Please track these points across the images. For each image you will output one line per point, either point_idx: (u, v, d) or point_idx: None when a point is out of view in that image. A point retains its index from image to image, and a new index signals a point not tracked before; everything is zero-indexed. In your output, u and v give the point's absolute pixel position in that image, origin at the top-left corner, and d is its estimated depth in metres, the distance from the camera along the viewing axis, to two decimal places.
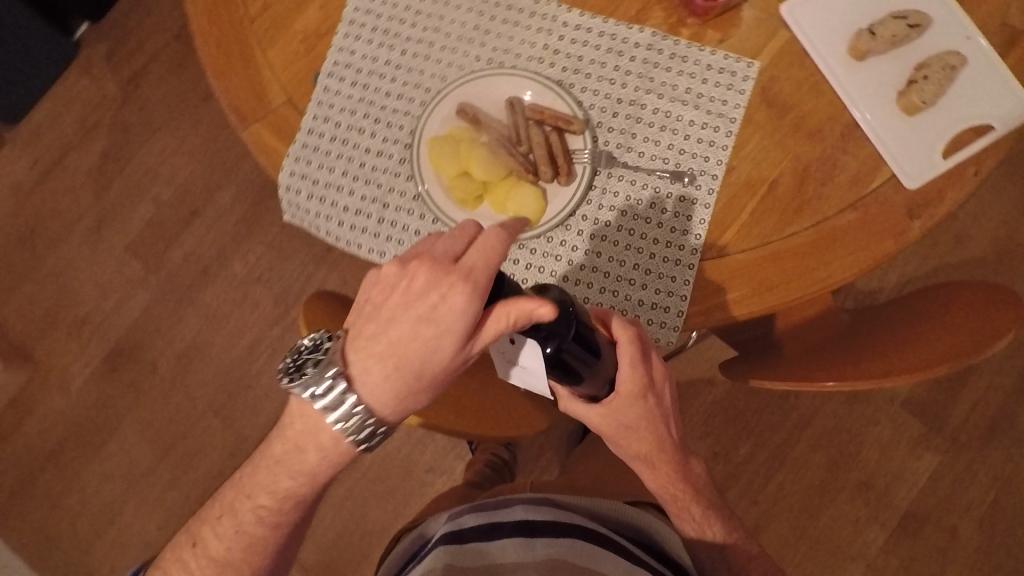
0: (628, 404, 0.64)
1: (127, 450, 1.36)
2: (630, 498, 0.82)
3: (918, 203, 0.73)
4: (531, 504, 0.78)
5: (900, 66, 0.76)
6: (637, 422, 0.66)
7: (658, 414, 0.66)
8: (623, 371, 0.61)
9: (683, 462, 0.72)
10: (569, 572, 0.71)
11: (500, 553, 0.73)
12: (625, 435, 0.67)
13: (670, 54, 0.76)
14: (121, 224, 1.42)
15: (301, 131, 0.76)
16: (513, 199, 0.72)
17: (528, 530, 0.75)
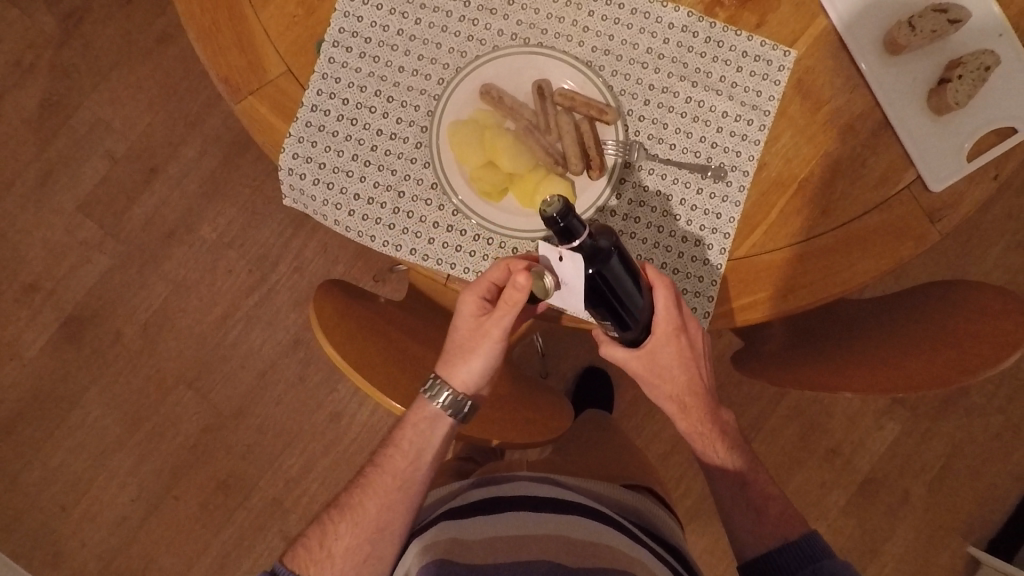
0: (663, 346, 0.65)
1: (90, 424, 1.27)
2: (628, 481, 0.80)
3: (939, 207, 0.73)
4: (535, 480, 0.74)
5: (932, 62, 0.73)
6: (671, 364, 0.66)
7: (693, 356, 0.66)
8: (659, 308, 0.63)
9: (718, 408, 0.71)
10: (573, 548, 0.64)
11: (504, 525, 0.67)
12: (660, 378, 0.68)
13: (706, 38, 0.72)
14: (71, 180, 1.28)
15: (304, 107, 0.68)
16: (540, 189, 0.67)
17: (534, 503, 0.69)
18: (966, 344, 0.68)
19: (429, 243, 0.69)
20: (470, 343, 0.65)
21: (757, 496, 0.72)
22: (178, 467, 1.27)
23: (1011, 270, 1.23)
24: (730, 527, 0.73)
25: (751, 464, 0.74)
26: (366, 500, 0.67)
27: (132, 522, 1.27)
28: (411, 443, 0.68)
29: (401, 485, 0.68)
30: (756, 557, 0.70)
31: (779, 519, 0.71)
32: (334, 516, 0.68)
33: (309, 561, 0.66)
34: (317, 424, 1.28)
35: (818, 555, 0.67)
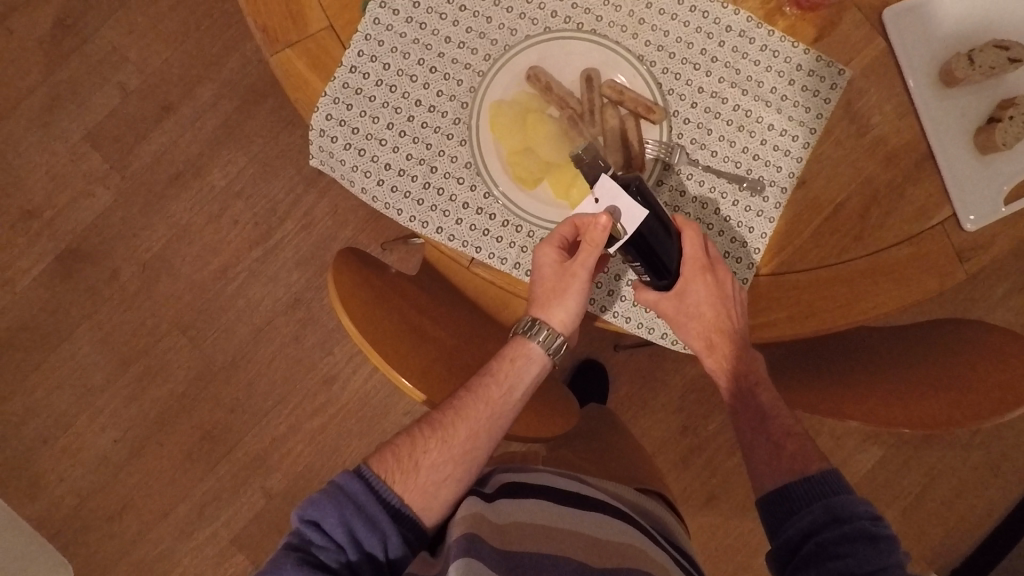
0: (691, 284, 0.67)
1: (79, 359, 1.25)
2: (640, 485, 0.80)
3: (972, 247, 0.71)
4: (558, 475, 0.73)
5: (983, 100, 0.72)
6: (701, 302, 0.67)
7: (724, 294, 0.67)
8: (686, 248, 0.67)
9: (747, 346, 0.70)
10: (596, 547, 0.64)
11: (532, 514, 0.66)
12: (690, 318, 0.68)
13: (762, 46, 0.69)
14: (81, 109, 1.24)
15: (343, 67, 0.65)
16: (573, 179, 0.65)
17: (560, 496, 0.69)
18: (973, 392, 0.68)
19: (456, 223, 0.67)
20: (558, 291, 0.66)
21: (775, 430, 0.69)
22: (165, 413, 1.26)
23: (1011, 310, 1.23)
24: (751, 463, 0.70)
25: (772, 398, 0.70)
26: (458, 423, 0.68)
27: (114, 462, 1.26)
28: (509, 377, 0.69)
29: (493, 413, 0.68)
30: (772, 491, 0.66)
31: (795, 457, 0.67)
32: (424, 429, 0.68)
33: (396, 470, 0.65)
34: (309, 385, 1.27)
35: (835, 490, 0.62)
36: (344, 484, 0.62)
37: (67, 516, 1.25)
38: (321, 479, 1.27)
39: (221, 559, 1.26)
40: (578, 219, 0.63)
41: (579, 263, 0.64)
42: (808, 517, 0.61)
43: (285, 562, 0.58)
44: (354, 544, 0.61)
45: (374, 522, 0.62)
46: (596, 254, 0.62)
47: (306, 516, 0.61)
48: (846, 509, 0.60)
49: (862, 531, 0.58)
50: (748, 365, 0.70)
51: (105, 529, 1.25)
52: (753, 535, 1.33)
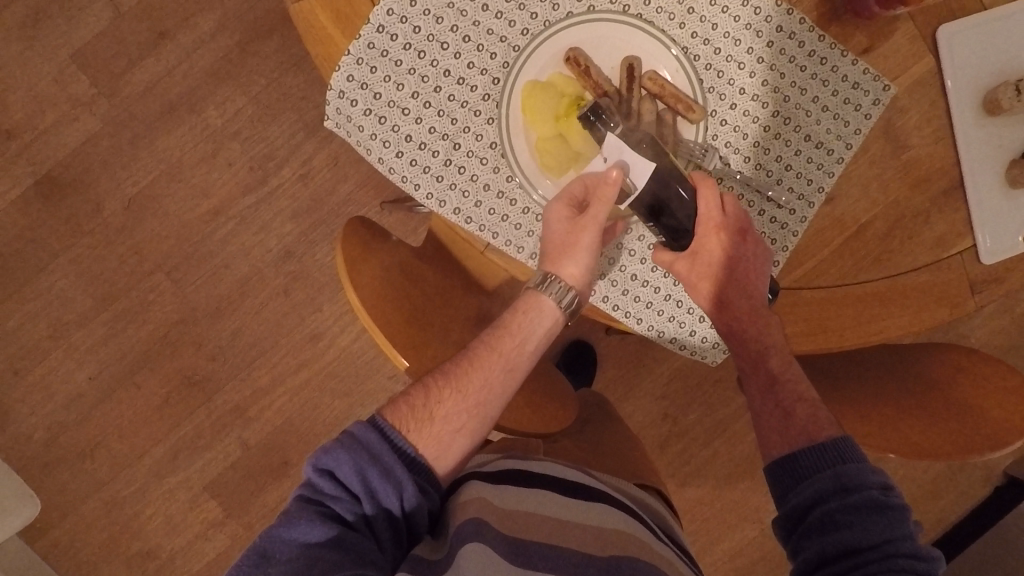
0: (705, 239, 0.66)
1: (55, 293, 1.21)
2: (640, 481, 0.81)
3: (986, 280, 0.71)
4: (561, 465, 0.72)
5: (1020, 132, 0.71)
6: (712, 259, 0.67)
7: (737, 251, 0.66)
8: (701, 204, 0.65)
9: (762, 306, 0.68)
10: (603, 536, 0.64)
11: (536, 505, 0.65)
12: (704, 277, 0.67)
13: (811, 51, 0.66)
14: (69, 26, 1.16)
15: (370, 25, 0.60)
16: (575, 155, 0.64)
17: (564, 486, 0.69)
18: (962, 425, 0.70)
19: (475, 206, 0.64)
20: (568, 247, 0.63)
21: (784, 397, 0.69)
22: (143, 355, 1.23)
23: (995, 330, 1.25)
24: (759, 436, 0.70)
25: (784, 364, 0.68)
26: (473, 374, 0.67)
27: (87, 401, 1.23)
28: (520, 328, 0.69)
29: (506, 365, 0.68)
30: (779, 458, 0.66)
31: (807, 423, 0.67)
32: (438, 380, 0.67)
33: (409, 420, 0.65)
34: (294, 340, 1.24)
35: (844, 458, 0.62)
36: (358, 434, 0.61)
37: (38, 450, 1.23)
38: (301, 433, 1.26)
39: (193, 504, 1.25)
40: (589, 178, 0.62)
41: (589, 219, 0.62)
42: (815, 485, 0.62)
43: (302, 513, 0.57)
44: (369, 493, 0.60)
45: (389, 473, 0.61)
46: (607, 209, 0.62)
47: (320, 465, 0.60)
48: (854, 479, 0.60)
49: (872, 501, 0.59)
50: (760, 328, 0.67)
51: (75, 466, 1.23)
52: (718, 521, 1.36)
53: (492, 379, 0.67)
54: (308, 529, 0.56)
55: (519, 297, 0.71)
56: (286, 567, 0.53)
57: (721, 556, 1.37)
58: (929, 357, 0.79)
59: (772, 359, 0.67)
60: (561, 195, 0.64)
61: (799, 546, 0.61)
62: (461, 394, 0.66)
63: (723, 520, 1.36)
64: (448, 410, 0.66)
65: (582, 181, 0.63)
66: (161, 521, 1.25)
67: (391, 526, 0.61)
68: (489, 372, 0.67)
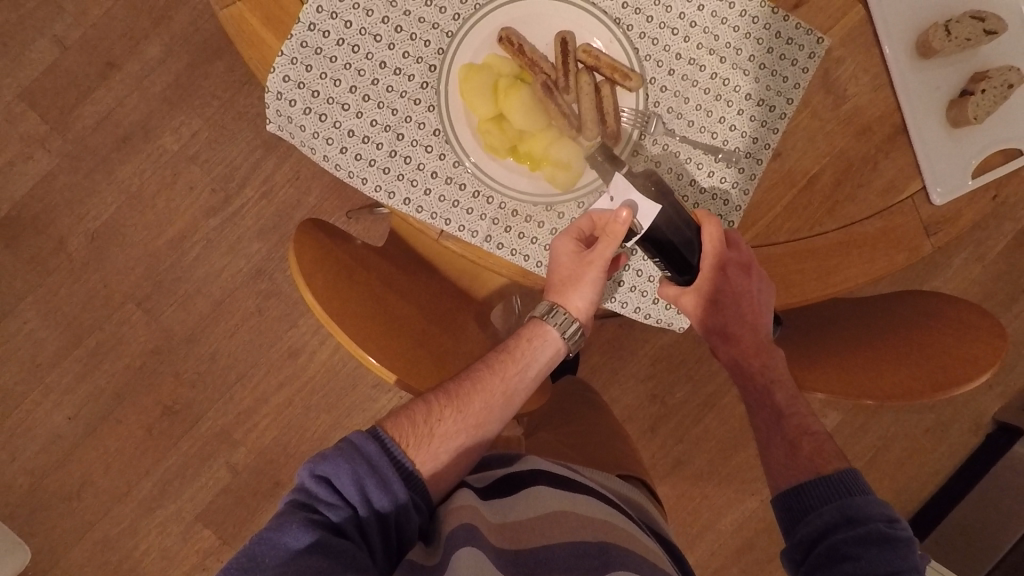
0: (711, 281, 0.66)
1: (25, 334, 1.19)
2: (622, 472, 0.81)
3: (938, 221, 0.72)
4: (545, 460, 0.72)
5: (956, 73, 0.72)
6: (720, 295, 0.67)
7: (742, 292, 0.67)
8: (706, 246, 0.65)
9: (766, 340, 0.73)
10: (594, 525, 0.64)
11: (526, 506, 0.65)
12: (710, 313, 0.69)
13: (742, 11, 0.67)
14: (14, 65, 1.16)
15: (300, 24, 0.60)
16: (554, 159, 0.64)
17: (550, 479, 0.68)
18: (931, 364, 0.70)
19: (425, 194, 0.64)
20: (572, 283, 0.65)
21: (790, 430, 0.71)
22: (121, 388, 1.21)
23: (966, 276, 1.27)
24: (768, 466, 0.71)
25: (789, 397, 0.71)
26: (474, 396, 0.69)
27: (68, 441, 1.21)
28: (524, 356, 0.72)
29: (507, 390, 0.70)
30: (788, 489, 0.67)
31: (812, 455, 0.68)
32: (439, 398, 0.68)
33: (410, 435, 0.65)
34: (273, 357, 1.23)
35: (851, 492, 0.63)
36: (358, 443, 0.61)
37: (23, 496, 1.20)
38: (289, 451, 1.24)
39: (187, 535, 1.23)
40: (597, 215, 0.63)
41: (596, 256, 0.64)
42: (823, 517, 0.63)
43: (292, 519, 0.56)
44: (365, 502, 0.59)
45: (387, 483, 0.61)
46: (613, 248, 0.62)
47: (317, 472, 0.59)
48: (861, 511, 0.61)
49: (878, 533, 0.59)
50: (765, 363, 0.72)
51: (62, 509, 1.21)
52: (717, 497, 1.36)
53: (495, 404, 0.70)
54: (299, 535, 0.55)
55: (524, 325, 0.73)
56: (273, 573, 0.52)
57: (723, 533, 1.37)
58: (894, 306, 0.79)
59: (779, 390, 0.71)
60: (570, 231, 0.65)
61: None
62: (461, 412, 0.68)
63: (722, 495, 1.36)
64: (445, 429, 0.67)
65: (590, 218, 0.64)
66: (156, 556, 1.23)
67: (382, 534, 0.60)
68: (492, 397, 0.69)
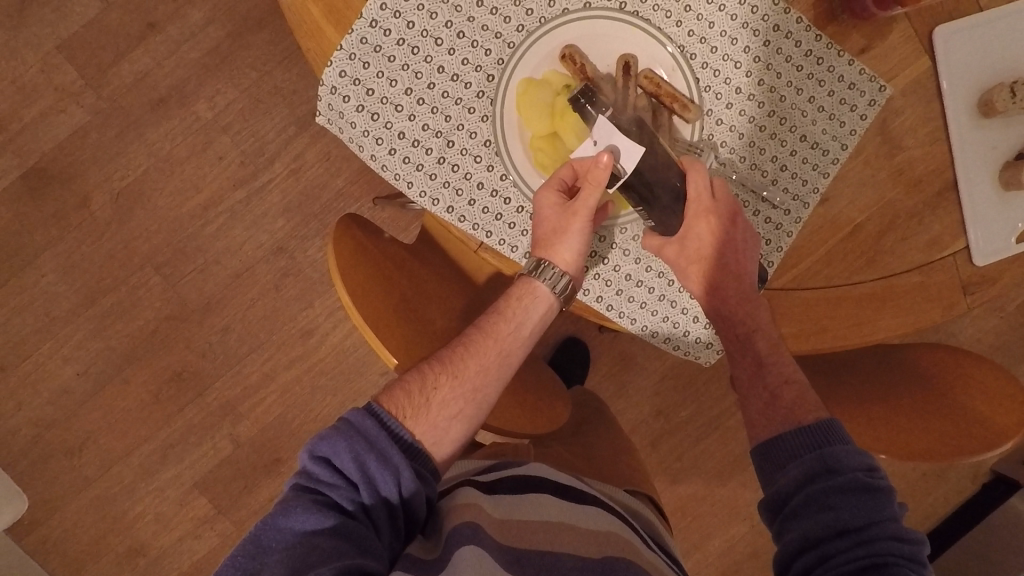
0: (694, 224, 0.65)
1: (42, 287, 1.19)
2: (630, 487, 0.81)
3: (977, 281, 0.71)
4: (552, 468, 0.71)
5: (1013, 135, 0.71)
6: (702, 244, 0.66)
7: (726, 237, 0.66)
8: (691, 187, 0.64)
9: (751, 289, 0.67)
10: (598, 539, 0.63)
11: (529, 511, 0.64)
12: (693, 262, 0.67)
13: (808, 50, 0.66)
14: (54, 15, 1.14)
15: (362, 20, 0.59)
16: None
17: (559, 489, 0.68)
18: (954, 423, 0.70)
19: (469, 205, 0.64)
20: (560, 234, 0.62)
21: (771, 380, 0.67)
22: (132, 350, 1.22)
23: (985, 328, 1.26)
24: (747, 417, 0.69)
25: (772, 346, 0.67)
26: (468, 360, 0.66)
27: (75, 397, 1.22)
28: (516, 315, 0.68)
29: (501, 350, 0.67)
30: (766, 441, 0.64)
31: (791, 407, 0.65)
32: (433, 366, 0.65)
33: (407, 406, 0.63)
34: (285, 336, 1.23)
35: (831, 441, 0.60)
36: (354, 420, 0.60)
37: (26, 446, 1.21)
38: (292, 429, 1.25)
39: (183, 501, 1.24)
40: (576, 161, 0.61)
41: (579, 205, 0.61)
42: (801, 468, 0.60)
43: (297, 502, 0.56)
44: (366, 479, 0.58)
45: (386, 458, 0.59)
46: (597, 195, 0.60)
47: (316, 453, 0.58)
48: (840, 461, 0.58)
49: (856, 482, 0.56)
50: (748, 314, 0.66)
51: (63, 463, 1.22)
52: (709, 517, 1.37)
53: (482, 364, 0.66)
54: (305, 517, 0.55)
55: (513, 284, 0.69)
56: (282, 556, 0.52)
57: (710, 553, 1.38)
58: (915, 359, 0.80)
59: (761, 339, 0.66)
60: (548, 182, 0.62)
61: (783, 529, 0.58)
62: (455, 377, 0.65)
63: (715, 515, 1.37)
64: (434, 401, 0.64)
65: (569, 165, 0.62)
66: (151, 519, 1.24)
67: (388, 515, 0.59)
68: (482, 357, 0.66)
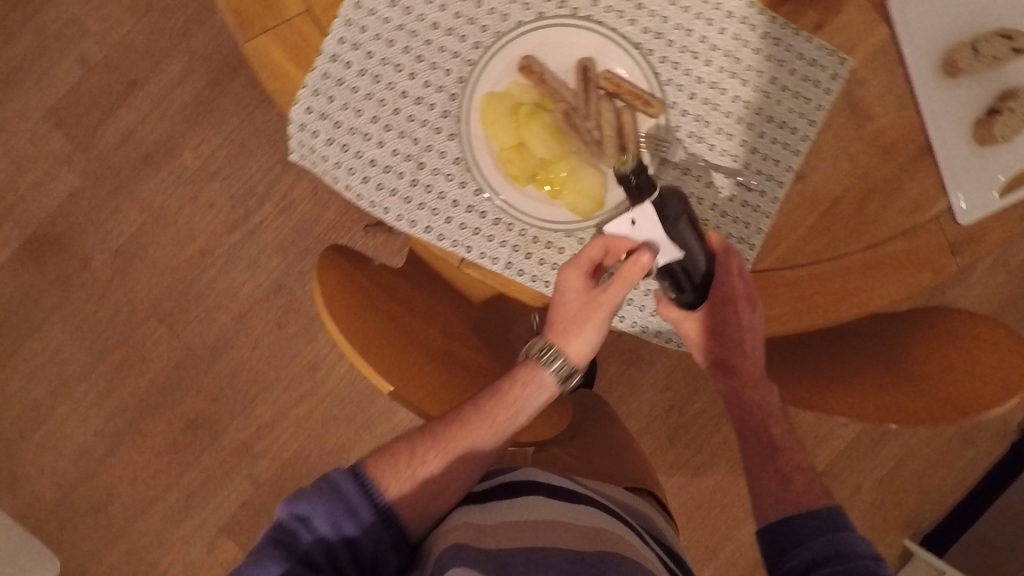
0: (717, 310, 0.64)
1: (53, 350, 1.22)
2: (631, 485, 0.80)
3: (964, 240, 0.71)
4: (545, 469, 0.70)
5: (982, 92, 0.71)
6: (724, 330, 0.66)
7: (745, 323, 0.65)
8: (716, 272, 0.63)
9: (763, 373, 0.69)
10: (590, 534, 0.62)
11: (519, 513, 0.64)
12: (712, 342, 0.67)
13: (764, 33, 0.67)
14: (39, 86, 1.18)
15: (322, 56, 0.61)
16: (580, 187, 0.64)
17: (554, 490, 0.67)
18: (957, 384, 0.70)
19: (446, 222, 0.65)
20: (581, 320, 0.66)
21: (784, 463, 0.69)
22: (146, 403, 1.23)
23: (989, 285, 1.25)
24: (754, 494, 0.69)
25: (784, 431, 0.70)
26: (461, 438, 0.65)
27: (94, 454, 1.23)
28: (517, 401, 0.67)
29: (496, 434, 0.66)
30: (776, 521, 0.65)
31: (802, 491, 0.66)
32: (424, 440, 0.66)
33: (395, 476, 0.63)
34: (292, 371, 1.24)
35: (840, 527, 0.62)
36: (339, 483, 0.61)
37: (52, 509, 1.23)
38: (308, 463, 1.25)
39: (211, 546, 1.25)
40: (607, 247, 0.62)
41: (605, 296, 0.64)
42: (811, 549, 0.61)
43: (269, 556, 0.56)
44: (342, 543, 0.59)
45: (364, 526, 0.60)
46: (623, 290, 0.63)
47: (297, 510, 0.59)
48: (850, 547, 0.60)
49: (864, 568, 0.57)
50: (764, 397, 0.69)
51: (90, 521, 1.24)
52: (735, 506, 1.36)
53: (475, 446, 0.66)
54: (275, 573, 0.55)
55: (517, 366, 0.69)
56: None
57: (741, 543, 1.36)
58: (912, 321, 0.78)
59: (774, 425, 0.68)
60: (575, 263, 0.64)
61: None
62: (441, 454, 0.65)
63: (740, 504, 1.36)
64: (420, 476, 0.64)
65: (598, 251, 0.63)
66: (180, 567, 1.25)
67: None
68: (473, 438, 0.65)
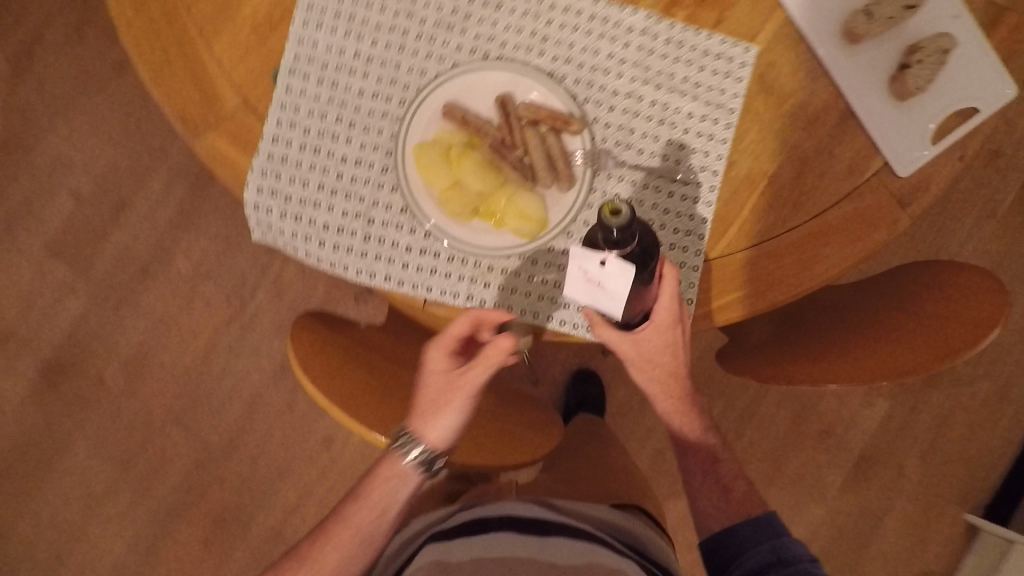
0: (658, 335, 0.67)
1: (79, 470, 1.26)
2: (615, 502, 0.79)
3: (906, 189, 0.72)
4: (517, 503, 0.75)
5: (890, 51, 0.73)
6: (659, 355, 0.68)
7: (681, 346, 0.68)
8: (661, 302, 0.64)
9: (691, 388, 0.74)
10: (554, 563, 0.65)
11: (487, 549, 0.68)
12: (650, 366, 0.69)
13: (666, 39, 0.71)
14: (38, 223, 1.27)
15: (265, 140, 0.67)
16: (522, 212, 0.66)
17: (518, 523, 0.71)
18: (937, 326, 0.69)
19: (403, 268, 0.68)
20: (439, 403, 0.65)
21: (725, 474, 0.75)
22: (173, 505, 1.26)
23: None
24: (696, 507, 0.76)
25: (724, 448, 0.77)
26: (325, 550, 0.67)
27: (129, 567, 1.25)
28: (377, 501, 0.68)
29: (358, 537, 0.68)
30: (720, 531, 0.73)
31: (743, 498, 0.74)
32: (294, 561, 0.68)
33: None
34: (308, 449, 1.26)
35: (778, 533, 0.70)
36: None
37: None
38: None
39: None
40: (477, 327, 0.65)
41: (464, 378, 0.65)
42: (756, 557, 0.69)
43: None
44: None
45: None
46: (485, 374, 0.65)
47: None
48: (790, 552, 0.68)
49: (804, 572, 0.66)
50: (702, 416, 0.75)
51: None
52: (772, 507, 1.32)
53: (337, 555, 0.67)
54: None
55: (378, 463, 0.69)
56: None
57: None
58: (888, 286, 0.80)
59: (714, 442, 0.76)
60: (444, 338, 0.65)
61: None
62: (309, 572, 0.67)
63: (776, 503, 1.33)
64: None
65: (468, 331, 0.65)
66: None
67: None
68: (333, 550, 0.67)
